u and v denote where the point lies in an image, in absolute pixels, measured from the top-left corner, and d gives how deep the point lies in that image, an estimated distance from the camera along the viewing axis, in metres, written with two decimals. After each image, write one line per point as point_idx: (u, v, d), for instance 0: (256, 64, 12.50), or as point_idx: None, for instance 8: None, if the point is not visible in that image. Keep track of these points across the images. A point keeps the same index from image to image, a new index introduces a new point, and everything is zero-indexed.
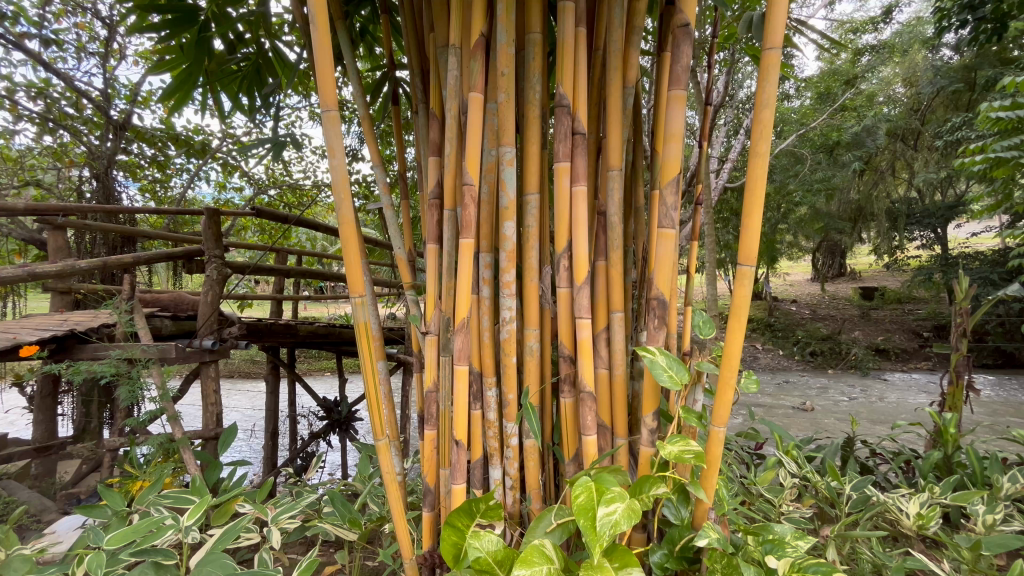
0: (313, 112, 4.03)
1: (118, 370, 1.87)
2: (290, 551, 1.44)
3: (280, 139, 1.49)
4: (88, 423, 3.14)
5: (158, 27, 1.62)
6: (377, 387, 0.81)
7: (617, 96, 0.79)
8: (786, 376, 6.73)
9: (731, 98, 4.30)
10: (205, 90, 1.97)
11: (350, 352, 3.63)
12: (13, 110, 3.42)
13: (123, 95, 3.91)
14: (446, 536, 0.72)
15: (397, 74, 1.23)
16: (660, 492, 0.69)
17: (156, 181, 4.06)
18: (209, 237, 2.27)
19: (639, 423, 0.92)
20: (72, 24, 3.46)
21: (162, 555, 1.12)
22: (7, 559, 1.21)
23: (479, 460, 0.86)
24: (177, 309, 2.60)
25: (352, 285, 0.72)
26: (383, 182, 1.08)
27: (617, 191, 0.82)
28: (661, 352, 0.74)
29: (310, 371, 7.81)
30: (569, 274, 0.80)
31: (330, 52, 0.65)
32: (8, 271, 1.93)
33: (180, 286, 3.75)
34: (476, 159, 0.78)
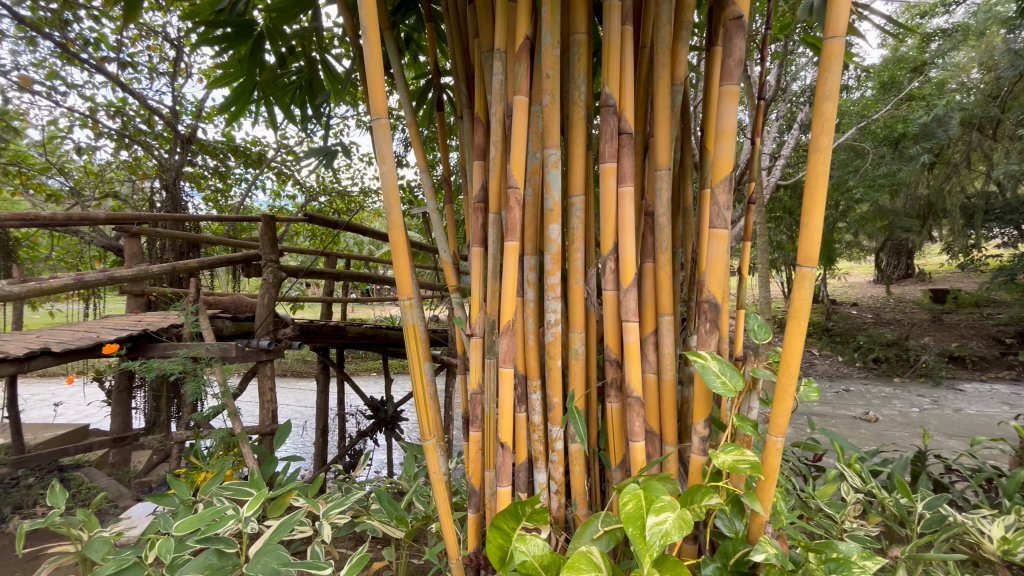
0: (361, 121, 4.16)
1: (186, 368, 2.00)
2: (340, 546, 1.50)
3: (331, 148, 1.56)
4: (159, 417, 3.37)
5: (217, 41, 1.72)
6: (424, 388, 0.83)
7: (665, 95, 0.77)
8: (847, 384, 6.33)
9: (784, 92, 4.11)
10: (261, 103, 2.07)
11: (396, 353, 3.71)
12: (95, 128, 3.74)
13: (190, 111, 4.18)
14: (492, 538, 0.72)
15: (442, 80, 1.24)
16: (713, 503, 0.66)
17: (218, 191, 4.31)
18: (265, 243, 2.38)
19: (690, 430, 0.89)
20: (145, 47, 3.73)
21: (223, 544, 1.19)
22: (88, 540, 1.31)
23: (524, 463, 0.85)
24: (237, 311, 2.76)
25: (401, 287, 0.75)
26: (428, 186, 1.10)
27: (665, 191, 0.80)
28: (713, 357, 0.72)
29: (357, 371, 8.08)
30: (615, 276, 0.79)
31: (380, 60, 0.67)
32: (90, 275, 2.09)
33: (239, 289, 3.97)
34: (521, 162, 0.78)
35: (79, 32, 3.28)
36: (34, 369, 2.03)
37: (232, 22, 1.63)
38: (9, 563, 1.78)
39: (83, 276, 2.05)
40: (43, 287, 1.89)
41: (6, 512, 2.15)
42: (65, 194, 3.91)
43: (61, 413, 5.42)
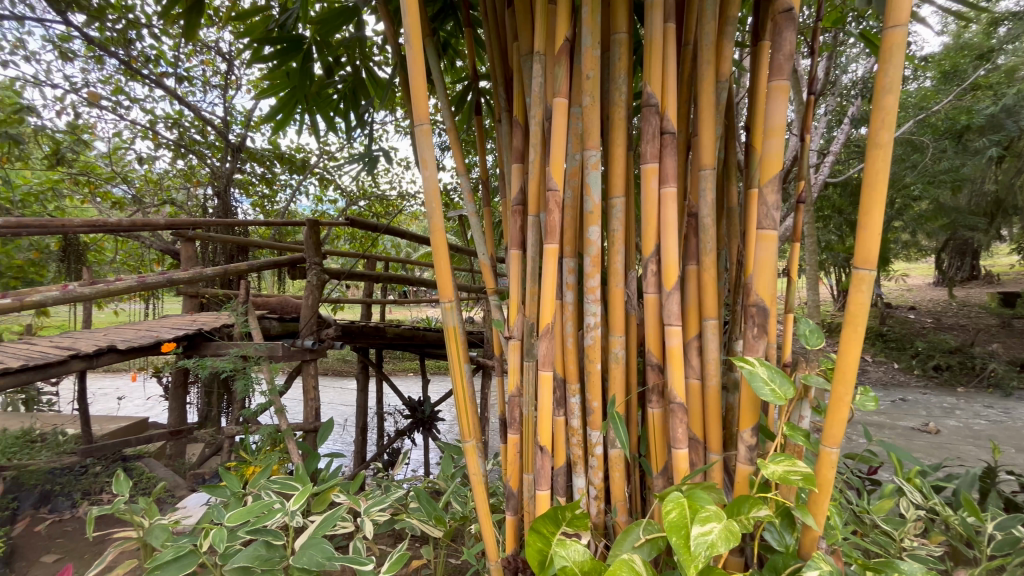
0: (400, 127, 4.24)
1: (236, 366, 2.11)
2: (380, 543, 1.53)
3: (373, 154, 1.62)
4: (211, 412, 3.55)
5: (269, 57, 1.81)
6: (463, 388, 0.83)
7: (710, 93, 0.75)
8: (904, 393, 5.96)
9: (833, 85, 3.92)
10: (306, 113, 2.15)
11: (434, 354, 3.75)
12: (155, 139, 3.98)
13: (240, 121, 4.38)
14: (531, 541, 0.71)
15: (479, 84, 1.24)
16: (762, 515, 0.64)
17: (265, 197, 4.49)
18: (310, 246, 2.46)
19: (735, 439, 0.86)
20: (200, 62, 3.94)
21: (271, 536, 1.24)
22: (149, 527, 1.40)
23: (563, 468, 0.85)
24: (283, 312, 2.88)
25: (442, 290, 0.76)
26: (466, 189, 1.10)
27: (710, 192, 0.77)
28: (761, 363, 0.69)
29: (396, 371, 8.27)
30: (657, 279, 0.77)
31: (422, 68, 0.68)
32: (152, 278, 2.22)
33: (284, 290, 4.13)
34: (561, 163, 0.77)
35: (141, 49, 3.50)
36: (101, 365, 2.18)
37: (282, 38, 1.71)
38: (80, 544, 1.92)
39: (145, 278, 2.18)
40: (109, 289, 2.03)
41: (77, 497, 2.35)
42: (128, 201, 4.18)
43: (124, 406, 5.80)
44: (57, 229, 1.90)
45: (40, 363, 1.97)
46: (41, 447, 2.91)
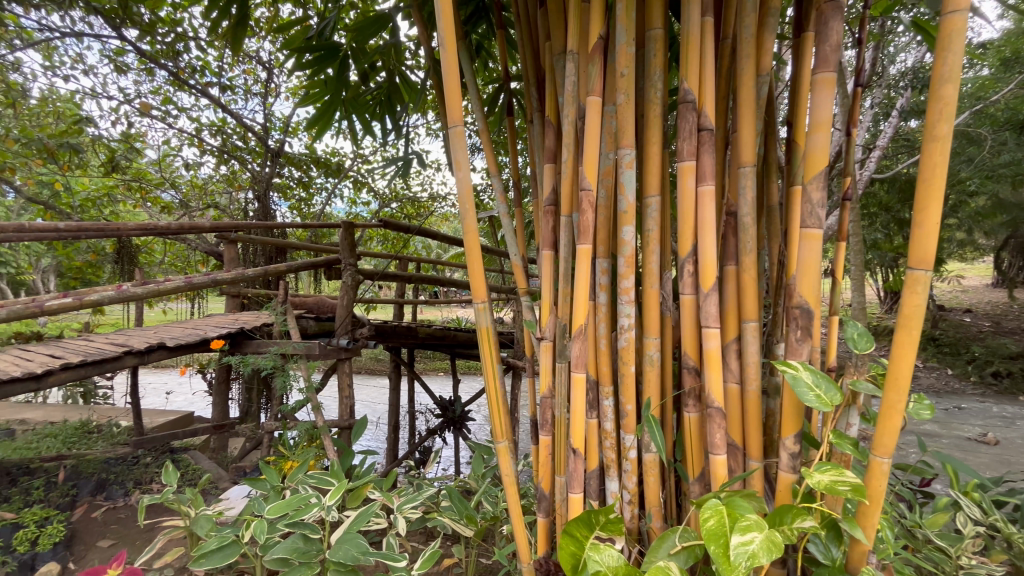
0: (431, 129, 4.29)
1: (275, 363, 2.19)
2: (413, 540, 1.56)
3: (407, 157, 1.65)
4: (251, 407, 3.69)
5: (308, 66, 1.86)
6: (495, 388, 0.83)
7: (750, 88, 0.73)
8: (959, 401, 5.61)
9: (880, 76, 3.72)
10: (343, 118, 2.20)
11: (464, 354, 3.78)
12: (200, 146, 4.16)
13: (278, 126, 4.52)
14: (564, 544, 0.70)
15: (510, 85, 1.24)
16: (807, 526, 0.61)
17: (302, 200, 4.63)
18: (345, 247, 2.52)
19: (776, 445, 0.83)
20: (242, 71, 4.10)
21: (308, 529, 1.28)
22: (195, 517, 1.46)
23: (596, 471, 0.84)
24: (319, 311, 2.96)
25: (475, 291, 0.76)
26: (498, 190, 1.10)
27: (750, 190, 0.75)
28: (805, 367, 0.66)
29: (427, 371, 8.38)
30: (694, 279, 0.75)
31: (456, 70, 0.68)
32: (199, 278, 2.31)
33: (320, 290, 4.24)
34: (594, 163, 0.76)
35: (187, 61, 3.66)
36: (152, 361, 2.29)
37: (320, 46, 1.76)
38: (132, 531, 2.03)
39: (192, 278, 2.28)
40: (159, 289, 2.13)
41: (129, 486, 2.42)
42: (176, 206, 4.39)
43: (172, 400, 6.10)
44: (113, 233, 2.02)
45: (97, 359, 2.09)
46: (97, 438, 3.10)
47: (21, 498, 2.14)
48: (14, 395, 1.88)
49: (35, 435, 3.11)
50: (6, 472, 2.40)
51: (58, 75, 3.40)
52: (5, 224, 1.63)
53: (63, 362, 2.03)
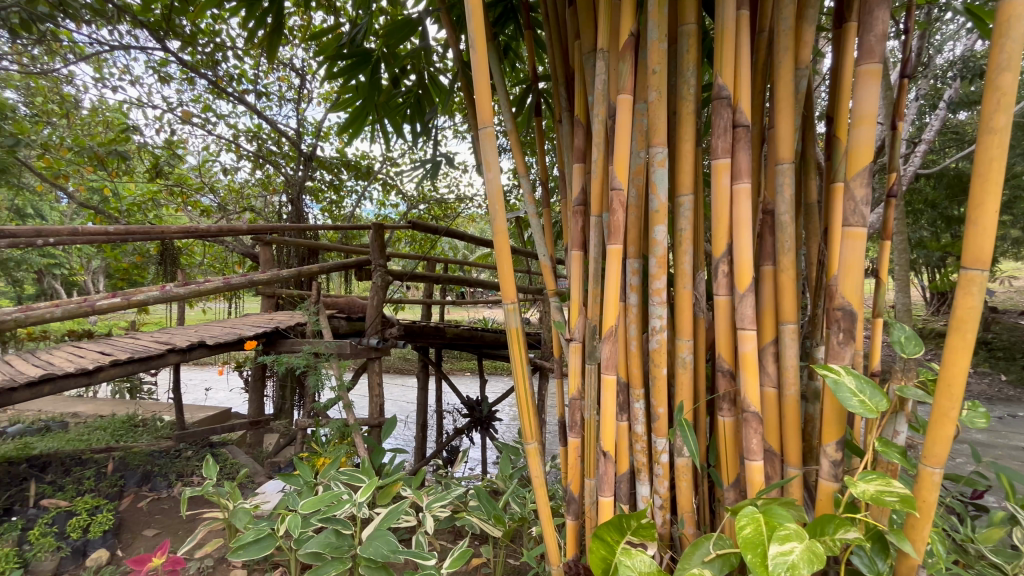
0: (458, 132, 4.33)
1: (308, 362, 2.25)
2: (441, 538, 1.57)
3: (437, 159, 1.67)
4: (285, 404, 3.79)
5: (341, 72, 1.91)
6: (525, 388, 0.83)
7: (789, 82, 0.70)
8: (1014, 409, 5.29)
9: (926, 67, 3.54)
10: (374, 122, 2.24)
11: (491, 355, 3.78)
12: (237, 152, 4.31)
13: (311, 131, 4.64)
14: (594, 548, 0.70)
15: (538, 86, 1.24)
16: (850, 537, 0.58)
17: (333, 202, 4.74)
18: (375, 248, 2.56)
19: (816, 452, 0.80)
20: (276, 78, 4.22)
21: (340, 525, 1.31)
22: (233, 509, 1.52)
23: (626, 475, 0.82)
24: (350, 312, 3.03)
25: (505, 292, 0.76)
26: (526, 190, 1.10)
27: (788, 187, 0.72)
28: (848, 371, 0.63)
29: (454, 371, 8.47)
30: (729, 280, 0.73)
31: (485, 71, 0.69)
32: (236, 279, 2.39)
33: (351, 291, 4.33)
34: (625, 161, 0.75)
35: (226, 70, 3.79)
36: (194, 358, 2.38)
37: (353, 53, 1.81)
38: (175, 521, 2.12)
39: (230, 279, 2.35)
40: (200, 289, 2.22)
41: (172, 478, 2.52)
42: (215, 209, 4.56)
43: (211, 396, 6.35)
44: (158, 235, 2.11)
45: (142, 356, 2.19)
46: (143, 432, 3.25)
47: (73, 486, 2.25)
48: (67, 390, 1.99)
49: (86, 428, 3.28)
50: (61, 462, 2.54)
51: (107, 86, 3.58)
52: (58, 227, 1.72)
53: (112, 359, 2.14)
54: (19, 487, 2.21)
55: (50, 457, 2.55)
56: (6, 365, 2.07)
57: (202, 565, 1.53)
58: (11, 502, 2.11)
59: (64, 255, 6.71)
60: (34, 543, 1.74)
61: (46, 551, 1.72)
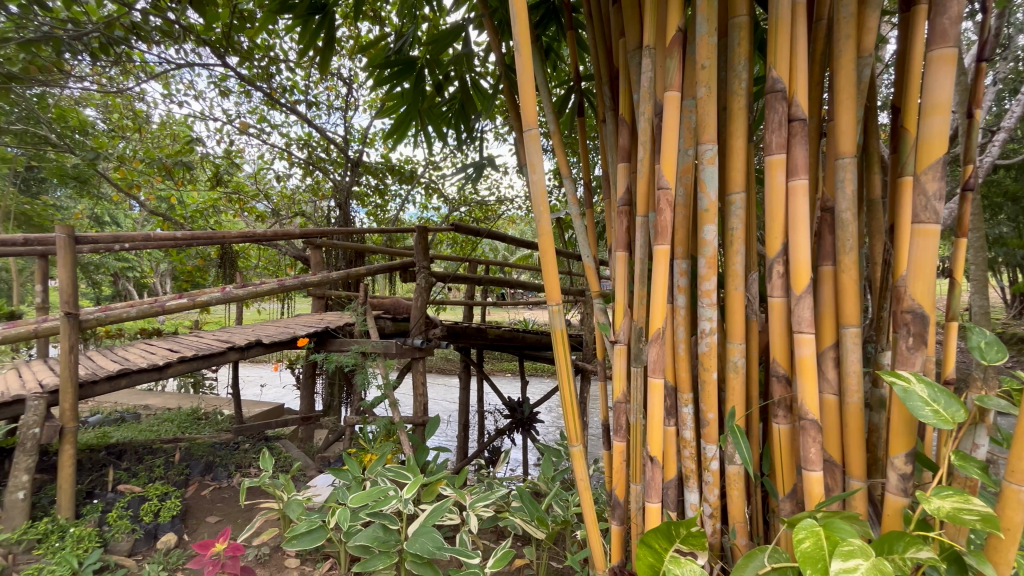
0: (499, 134, 4.35)
1: (356, 361, 2.32)
2: (485, 538, 1.59)
3: (480, 162, 1.69)
4: (333, 401, 3.94)
5: (388, 81, 1.96)
6: (569, 391, 0.83)
7: (849, 71, 0.66)
8: None
9: (1007, 48, 3.25)
10: (419, 127, 2.28)
11: (532, 356, 3.78)
12: (290, 160, 4.52)
13: (357, 138, 4.80)
14: (641, 555, 0.68)
15: (581, 85, 1.22)
16: (924, 557, 0.54)
17: (378, 206, 4.88)
18: (419, 250, 2.61)
19: (881, 464, 0.76)
20: (325, 88, 4.39)
21: (387, 520, 1.35)
22: (287, 501, 1.60)
23: (674, 481, 0.80)
24: (395, 312, 3.12)
25: (550, 293, 0.76)
26: (569, 191, 1.09)
27: (849, 182, 0.68)
28: (919, 379, 0.59)
29: (495, 372, 8.54)
30: (785, 281, 0.70)
31: (531, 73, 0.69)
32: (290, 281, 2.50)
33: (395, 292, 4.44)
34: (673, 160, 0.73)
35: (280, 82, 3.97)
36: (251, 356, 2.51)
37: (399, 62, 1.86)
38: (234, 510, 2.24)
39: (284, 281, 2.47)
40: (257, 290, 2.33)
41: (231, 469, 2.67)
42: (269, 214, 4.79)
43: (266, 392, 6.69)
44: (219, 240, 2.24)
45: (206, 353, 2.33)
46: (205, 424, 3.46)
47: (145, 473, 2.42)
48: (140, 383, 2.14)
49: (155, 420, 3.52)
50: (134, 451, 2.73)
51: (174, 101, 3.83)
52: (133, 233, 1.86)
53: (179, 356, 2.28)
54: (99, 472, 2.39)
55: (125, 445, 2.75)
56: (87, 360, 2.26)
57: (260, 552, 1.61)
58: (93, 485, 2.28)
59: (135, 259, 7.26)
60: (112, 525, 1.86)
61: (123, 532, 1.84)
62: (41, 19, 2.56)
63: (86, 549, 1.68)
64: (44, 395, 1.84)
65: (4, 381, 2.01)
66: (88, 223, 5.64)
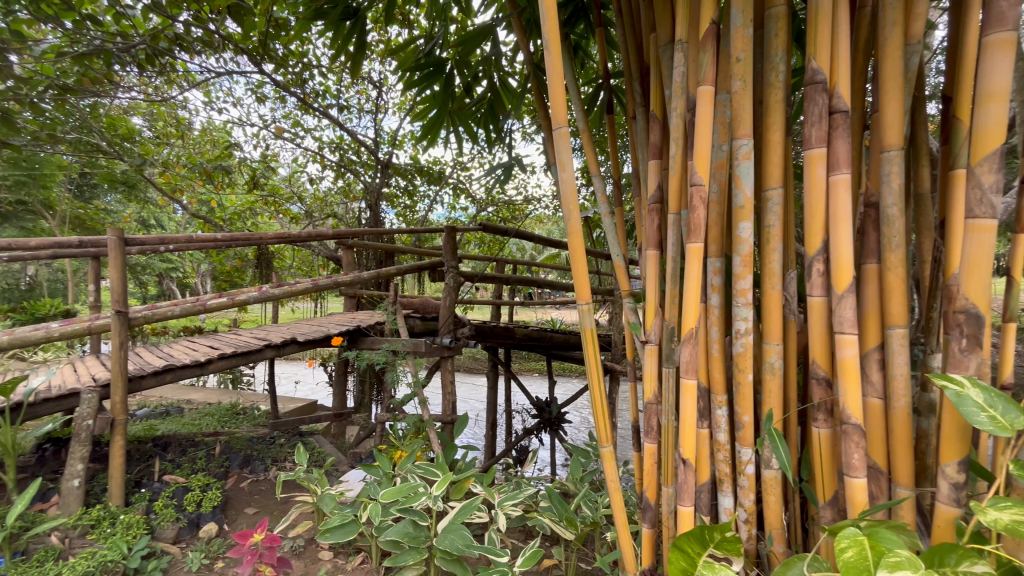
0: (527, 134, 4.35)
1: (387, 359, 2.36)
2: (513, 537, 1.59)
3: (509, 162, 1.69)
4: (364, 399, 4.01)
5: (418, 83, 1.98)
6: (598, 391, 0.82)
7: (896, 60, 0.63)
8: None
9: None
10: (448, 128, 2.29)
11: (560, 356, 3.76)
12: (323, 163, 4.64)
13: (387, 140, 4.88)
14: (674, 559, 0.66)
15: (610, 82, 1.20)
16: (980, 571, 0.51)
17: (408, 207, 4.94)
18: (448, 250, 2.63)
19: (931, 472, 0.72)
20: (357, 91, 4.47)
21: (417, 516, 1.37)
22: (320, 495, 1.64)
23: (707, 485, 0.79)
24: (425, 311, 3.15)
25: (579, 293, 0.76)
26: (599, 189, 1.08)
27: (896, 176, 0.65)
28: (973, 383, 0.56)
29: (523, 371, 8.54)
30: (825, 279, 0.67)
31: (561, 71, 0.68)
32: (323, 281, 2.56)
33: (424, 291, 4.49)
34: (707, 156, 0.71)
35: (313, 87, 4.06)
36: (287, 354, 2.59)
37: (429, 64, 1.87)
38: (271, 502, 2.32)
39: (318, 280, 2.53)
40: (292, 290, 2.40)
41: (268, 463, 2.75)
42: (303, 216, 4.92)
43: (300, 389, 6.88)
44: (257, 241, 2.31)
45: (244, 351, 2.41)
46: (243, 420, 3.58)
47: (189, 465, 2.52)
48: (184, 378, 2.24)
49: (197, 414, 3.67)
50: (178, 443, 2.86)
51: (214, 108, 3.98)
52: (177, 235, 1.94)
53: (220, 353, 2.37)
54: (146, 463, 2.51)
55: (170, 438, 2.88)
56: (136, 356, 2.38)
57: (295, 544, 1.66)
58: (141, 475, 2.40)
59: (179, 259, 7.61)
60: (159, 513, 1.95)
61: (168, 521, 1.93)
62: (93, 33, 2.70)
63: (135, 535, 1.77)
64: (98, 389, 1.95)
65: (61, 375, 2.14)
66: (135, 226, 5.92)
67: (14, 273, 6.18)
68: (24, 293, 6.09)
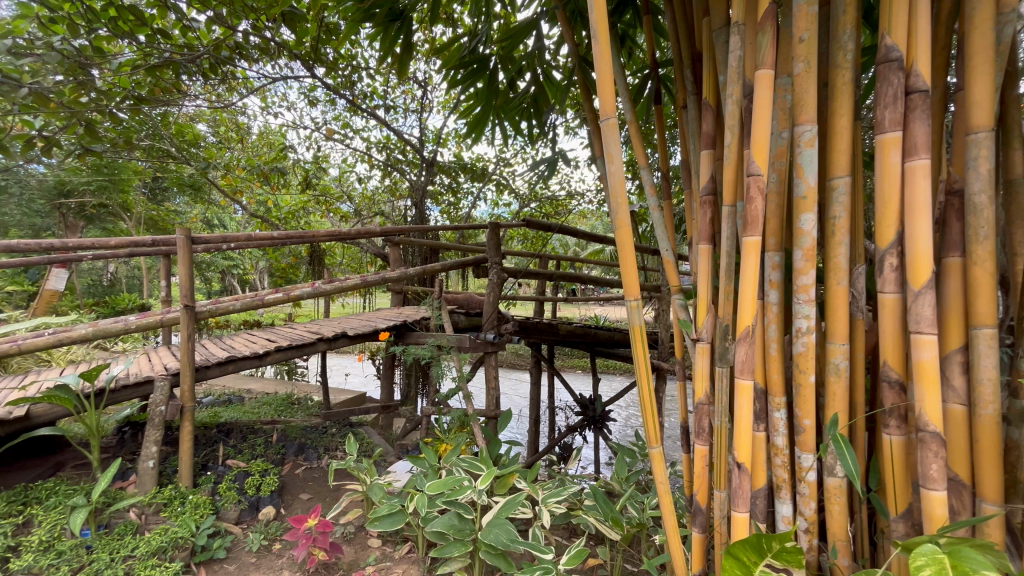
0: (570, 128, 4.29)
1: (432, 354, 2.40)
2: (557, 534, 1.58)
3: (553, 156, 1.67)
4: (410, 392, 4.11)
5: (463, 80, 2.00)
6: (647, 389, 0.79)
7: (987, 31, 0.57)
8: None
9: None
10: (492, 123, 2.29)
11: (604, 353, 3.69)
12: (370, 162, 4.77)
13: (432, 138, 4.95)
14: (728, 566, 0.64)
15: (659, 71, 1.16)
16: None
17: (452, 204, 5.00)
18: (491, 246, 2.63)
19: (1022, 487, 0.65)
20: (403, 91, 4.56)
21: (462, 509, 1.39)
22: (370, 484, 1.70)
23: (764, 491, 0.75)
24: (469, 307, 3.18)
25: (627, 289, 0.74)
26: (647, 182, 1.04)
27: (985, 161, 0.59)
28: None
29: (566, 368, 8.49)
30: (899, 275, 0.62)
31: (608, 61, 0.66)
32: (371, 277, 2.63)
33: (467, 287, 4.54)
34: (765, 144, 0.67)
35: (360, 89, 4.18)
36: (338, 347, 2.68)
37: (473, 60, 1.87)
38: (323, 489, 2.42)
39: (366, 276, 2.60)
40: (342, 285, 2.48)
41: (321, 451, 2.87)
42: (352, 214, 5.08)
43: (350, 381, 7.14)
44: (310, 239, 2.42)
45: (298, 344, 2.52)
46: (297, 409, 3.75)
47: (249, 450, 2.67)
48: (244, 369, 2.37)
49: (257, 403, 3.89)
50: (240, 429, 3.03)
51: (270, 113, 4.17)
52: (239, 234, 2.06)
53: (276, 346, 2.49)
54: (212, 447, 2.69)
55: (232, 425, 3.06)
56: (202, 347, 2.54)
57: (346, 530, 1.73)
58: (207, 459, 2.57)
59: (239, 257, 8.07)
60: (223, 495, 2.08)
61: (231, 502, 2.06)
62: (163, 46, 2.88)
63: (202, 515, 1.89)
64: (169, 376, 2.11)
65: (137, 364, 2.32)
66: (201, 225, 6.31)
67: (98, 271, 6.77)
68: (106, 289, 6.65)
